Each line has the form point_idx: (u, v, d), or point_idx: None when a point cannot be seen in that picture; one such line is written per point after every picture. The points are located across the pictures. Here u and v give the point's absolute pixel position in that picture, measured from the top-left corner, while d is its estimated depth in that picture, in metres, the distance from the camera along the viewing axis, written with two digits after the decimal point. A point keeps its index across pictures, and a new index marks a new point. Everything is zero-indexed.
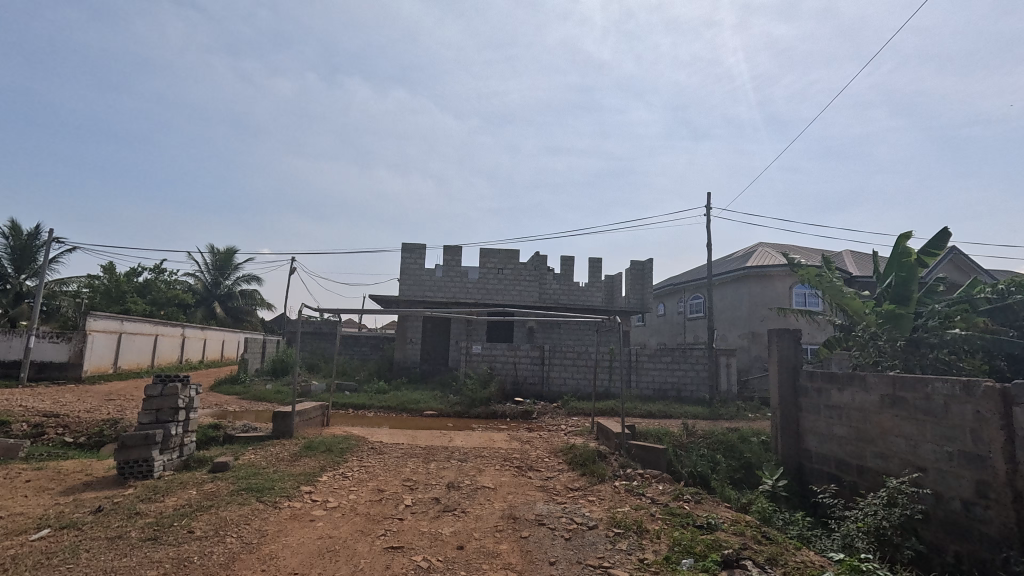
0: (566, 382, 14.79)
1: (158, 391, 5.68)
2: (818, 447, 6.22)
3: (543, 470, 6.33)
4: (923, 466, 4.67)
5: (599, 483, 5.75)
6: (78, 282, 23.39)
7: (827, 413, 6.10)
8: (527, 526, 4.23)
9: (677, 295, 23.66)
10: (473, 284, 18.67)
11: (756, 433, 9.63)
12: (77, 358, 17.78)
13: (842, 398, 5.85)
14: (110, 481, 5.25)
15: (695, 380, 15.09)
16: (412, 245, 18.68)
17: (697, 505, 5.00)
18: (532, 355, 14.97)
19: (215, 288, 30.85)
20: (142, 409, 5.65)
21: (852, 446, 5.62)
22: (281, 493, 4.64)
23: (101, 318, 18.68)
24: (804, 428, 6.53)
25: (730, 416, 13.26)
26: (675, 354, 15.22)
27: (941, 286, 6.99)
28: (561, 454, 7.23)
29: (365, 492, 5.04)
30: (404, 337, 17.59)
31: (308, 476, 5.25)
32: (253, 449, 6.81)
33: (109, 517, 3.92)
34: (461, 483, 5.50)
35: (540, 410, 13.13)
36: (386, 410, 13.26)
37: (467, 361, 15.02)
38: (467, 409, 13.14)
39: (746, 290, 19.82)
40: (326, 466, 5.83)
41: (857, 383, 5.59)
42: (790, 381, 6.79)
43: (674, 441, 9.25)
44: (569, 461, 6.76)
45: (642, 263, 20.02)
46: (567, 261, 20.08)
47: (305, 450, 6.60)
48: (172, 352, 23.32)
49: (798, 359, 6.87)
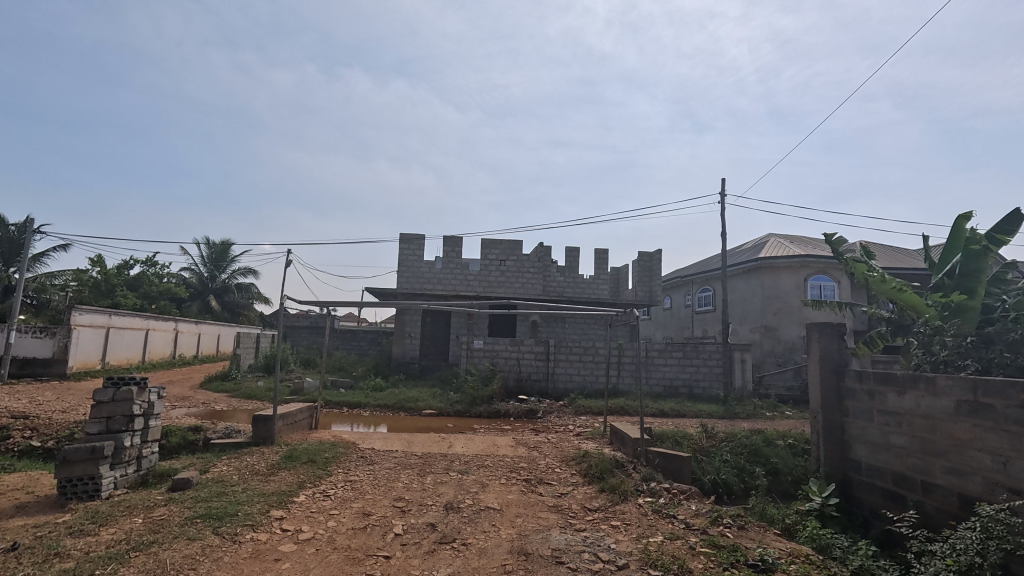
0: (572, 379, 14.03)
1: (109, 397, 4.88)
2: (869, 459, 5.45)
3: (555, 484, 5.56)
4: (1019, 489, 3.89)
5: (622, 502, 4.95)
6: (66, 275, 22.56)
7: (881, 420, 5.31)
8: (542, 567, 3.44)
9: (684, 288, 22.84)
10: (474, 277, 17.87)
11: (783, 435, 8.89)
12: (62, 353, 17.04)
13: (901, 403, 5.05)
14: (51, 503, 4.47)
15: (709, 377, 14.31)
16: (410, 236, 17.86)
17: (742, 533, 4.23)
18: (536, 351, 14.17)
19: (211, 281, 30.10)
20: (91, 417, 4.85)
21: (916, 459, 4.85)
22: (244, 522, 3.86)
23: (88, 312, 17.93)
24: (850, 435, 5.75)
25: (747, 416, 12.53)
26: (688, 349, 14.42)
27: (1011, 274, 6.18)
28: (574, 463, 6.47)
29: (347, 517, 4.24)
30: (402, 332, 16.78)
31: (281, 497, 4.45)
32: (227, 459, 6.07)
33: (18, 561, 3.12)
34: (460, 503, 4.72)
35: (546, 408, 12.42)
36: (382, 409, 12.54)
37: (467, 357, 14.19)
38: (468, 408, 12.43)
39: (759, 282, 18.96)
40: (307, 482, 5.04)
41: (924, 387, 4.79)
42: (833, 382, 5.98)
43: (695, 445, 8.51)
44: (583, 472, 5.98)
45: (651, 255, 19.24)
46: (572, 252, 19.26)
47: (286, 461, 5.81)
48: (165, 347, 22.65)
49: (843, 357, 6.04)
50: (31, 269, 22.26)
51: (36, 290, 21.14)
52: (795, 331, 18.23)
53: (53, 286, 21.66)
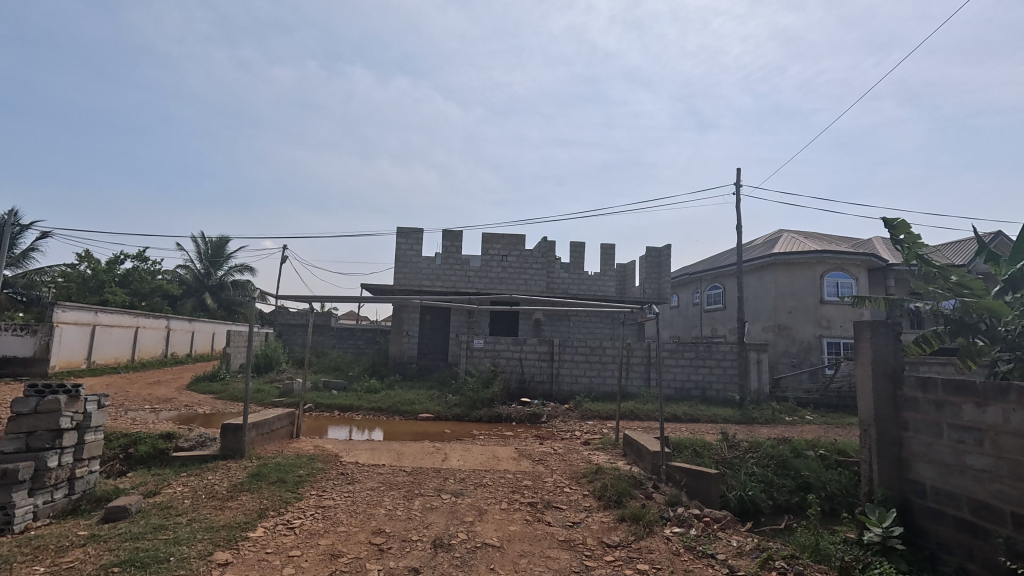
0: (578, 381, 13.19)
1: (31, 408, 4.08)
2: (937, 482, 4.63)
3: (564, 510, 4.73)
4: None
5: (647, 537, 4.12)
6: (52, 271, 21.89)
7: (953, 436, 4.50)
8: None
9: (692, 285, 22.02)
10: (474, 273, 17.03)
11: (812, 444, 8.12)
12: (43, 352, 16.27)
13: (982, 418, 4.25)
14: None
15: (723, 379, 13.50)
16: (408, 230, 17.04)
17: None
18: (540, 351, 13.34)
19: (207, 278, 29.33)
20: (6, 434, 4.04)
21: (1004, 486, 4.04)
22: (176, 572, 3.03)
23: (71, 309, 17.17)
24: (910, 452, 4.94)
25: (766, 421, 11.75)
26: (700, 349, 13.58)
27: None
28: (586, 481, 5.66)
29: (312, 560, 3.42)
30: (399, 330, 15.95)
31: (231, 534, 3.63)
32: (187, 476, 5.29)
33: None
34: (451, 539, 3.90)
35: (550, 412, 11.63)
36: (376, 412, 11.79)
37: (467, 357, 13.36)
38: (467, 411, 11.66)
39: (772, 279, 18.12)
40: (270, 511, 4.21)
41: (1016, 399, 3.96)
42: (887, 390, 5.15)
43: (717, 457, 7.71)
44: (596, 493, 5.14)
45: (658, 251, 18.40)
46: (577, 247, 18.42)
47: (251, 481, 4.98)
48: (156, 346, 21.92)
49: (899, 361, 5.20)
50: (18, 264, 21.55)
51: (24, 286, 20.57)
52: (810, 330, 17.38)
53: (41, 281, 21.04)
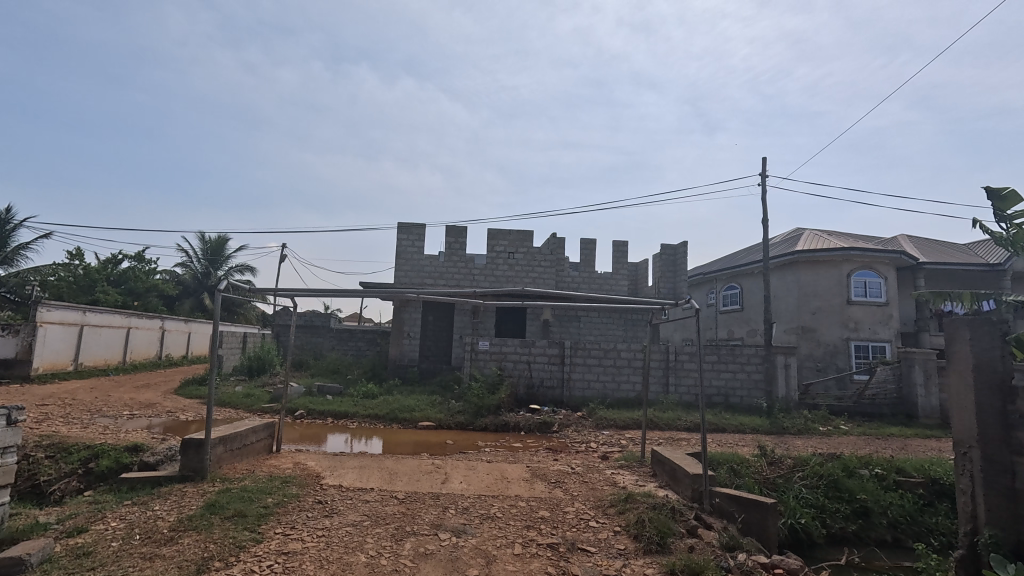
0: (591, 386, 12.20)
1: None
2: None
3: (597, 557, 3.74)
4: None
5: None
6: (44, 270, 21.15)
7: None
8: None
9: (707, 285, 21.05)
10: (479, 270, 16.05)
11: (866, 462, 7.04)
12: (25, 353, 15.42)
13: None
14: None
15: (748, 384, 12.47)
16: (409, 225, 16.08)
17: None
18: (549, 354, 12.32)
19: (206, 278, 28.59)
20: None
21: None
22: None
23: (57, 309, 16.31)
24: None
25: (798, 431, 10.70)
26: (722, 352, 12.59)
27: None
28: (615, 512, 4.68)
29: None
30: (400, 331, 14.95)
31: None
32: (129, 505, 4.38)
33: None
34: None
35: (562, 421, 10.63)
36: (371, 420, 10.81)
37: (471, 360, 12.39)
38: (471, 419, 10.68)
39: (795, 278, 17.06)
40: (215, 562, 3.24)
41: None
42: (994, 404, 4.14)
43: (758, 476, 6.64)
44: (632, 531, 4.13)
45: (674, 249, 17.38)
46: (588, 245, 17.41)
47: (202, 515, 3.99)
48: (149, 347, 21.05)
49: (1008, 368, 4.17)
50: (8, 263, 20.77)
51: (15, 286, 19.88)
52: (837, 332, 16.29)
53: (33, 279, 20.31)
